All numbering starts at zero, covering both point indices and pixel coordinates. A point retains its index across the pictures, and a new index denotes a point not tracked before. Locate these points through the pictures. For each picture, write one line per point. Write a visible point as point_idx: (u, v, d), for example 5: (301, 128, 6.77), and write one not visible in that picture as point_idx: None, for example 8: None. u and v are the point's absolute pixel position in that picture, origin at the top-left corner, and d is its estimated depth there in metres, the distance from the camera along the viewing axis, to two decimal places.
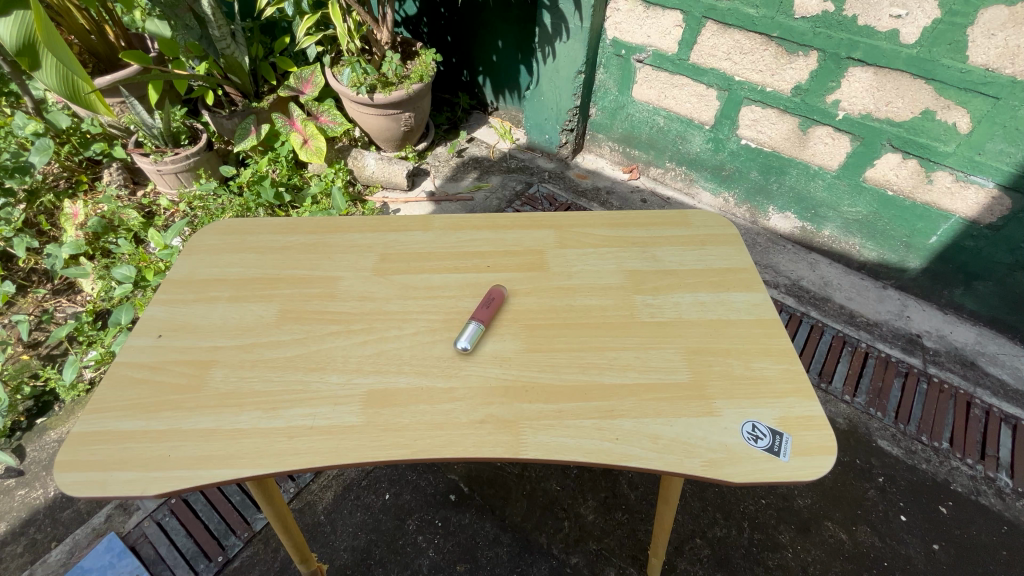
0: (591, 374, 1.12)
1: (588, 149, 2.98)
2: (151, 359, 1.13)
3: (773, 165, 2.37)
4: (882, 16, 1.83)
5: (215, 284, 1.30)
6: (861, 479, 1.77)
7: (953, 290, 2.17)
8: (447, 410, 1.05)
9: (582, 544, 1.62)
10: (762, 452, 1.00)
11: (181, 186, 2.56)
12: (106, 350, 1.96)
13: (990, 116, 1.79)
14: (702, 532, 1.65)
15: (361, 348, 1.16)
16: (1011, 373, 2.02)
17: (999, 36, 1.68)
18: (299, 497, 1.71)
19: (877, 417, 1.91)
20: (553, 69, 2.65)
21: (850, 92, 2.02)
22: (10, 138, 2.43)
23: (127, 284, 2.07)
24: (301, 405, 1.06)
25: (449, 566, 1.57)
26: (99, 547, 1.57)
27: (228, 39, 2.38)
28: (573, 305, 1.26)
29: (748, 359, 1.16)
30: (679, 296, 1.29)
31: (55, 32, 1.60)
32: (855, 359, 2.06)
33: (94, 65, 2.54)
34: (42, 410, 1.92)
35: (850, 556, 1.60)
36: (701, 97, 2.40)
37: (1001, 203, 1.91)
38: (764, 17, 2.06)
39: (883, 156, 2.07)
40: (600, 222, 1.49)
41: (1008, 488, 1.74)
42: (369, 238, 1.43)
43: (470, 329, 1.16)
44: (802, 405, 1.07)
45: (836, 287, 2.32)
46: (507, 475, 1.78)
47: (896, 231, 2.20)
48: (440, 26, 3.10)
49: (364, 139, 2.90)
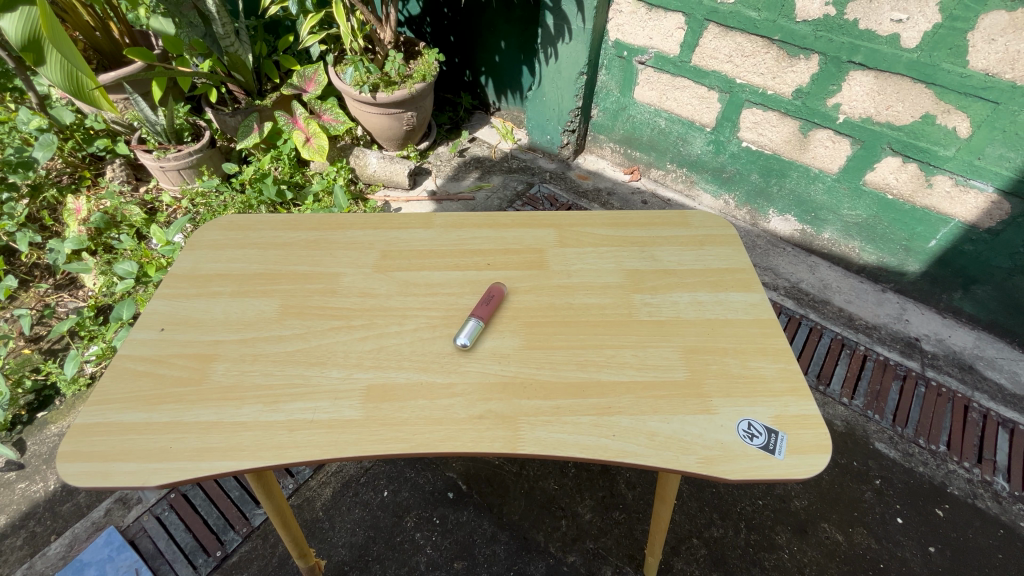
0: (589, 371, 1.12)
1: (589, 150, 3.00)
2: (153, 353, 1.14)
3: (773, 169, 2.38)
4: (883, 20, 1.84)
5: (217, 280, 1.31)
6: (858, 482, 1.78)
7: (952, 294, 2.18)
8: (446, 405, 1.06)
9: (580, 543, 1.62)
10: (757, 449, 1.01)
11: (183, 183, 2.57)
12: (107, 345, 1.96)
13: (990, 120, 1.80)
14: (699, 532, 1.65)
15: (361, 343, 1.17)
16: (1009, 377, 2.03)
17: (999, 41, 1.69)
18: (299, 492, 1.73)
19: (875, 420, 1.92)
20: (556, 70, 2.67)
21: (850, 95, 2.03)
22: (14, 133, 2.47)
23: (129, 279, 2.08)
24: (301, 399, 1.06)
25: (447, 563, 1.58)
26: (99, 540, 1.58)
27: (232, 37, 2.38)
28: (572, 304, 1.27)
29: (746, 358, 1.16)
30: (677, 295, 1.30)
31: (61, 29, 1.65)
32: (853, 362, 2.07)
33: (98, 62, 2.55)
34: (42, 404, 1.93)
35: (847, 558, 1.61)
36: (703, 99, 2.41)
37: (1000, 208, 1.92)
38: (765, 20, 2.07)
39: (882, 160, 2.08)
40: (600, 222, 1.50)
41: (1005, 491, 1.75)
42: (370, 235, 1.44)
43: (469, 326, 1.17)
44: (799, 404, 1.08)
45: (835, 290, 2.33)
46: (506, 473, 1.79)
47: (896, 235, 2.20)
48: (443, 26, 3.12)
49: (366, 138, 2.91)
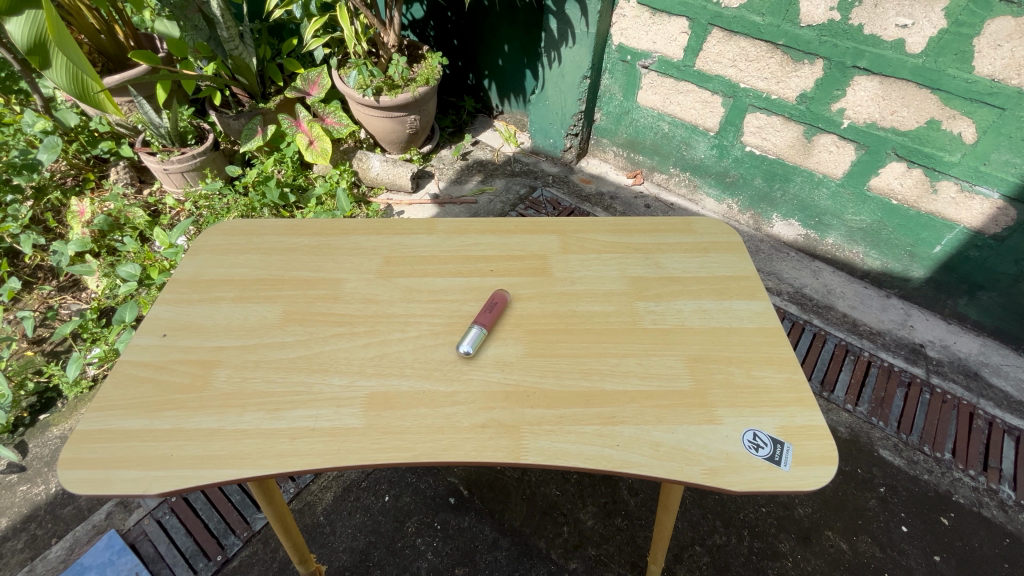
0: (593, 380, 1.12)
1: (593, 154, 2.99)
2: (155, 359, 1.14)
3: (778, 173, 2.37)
4: (888, 25, 1.83)
5: (219, 285, 1.30)
6: (863, 489, 1.76)
7: (957, 299, 2.17)
8: (448, 414, 1.06)
9: (582, 549, 1.61)
10: (762, 460, 1.00)
11: (186, 186, 2.58)
12: (109, 347, 1.98)
13: (996, 126, 1.79)
14: (701, 540, 1.64)
15: (363, 350, 1.16)
16: (1015, 384, 2.01)
17: (1005, 47, 1.67)
18: (299, 497, 1.72)
19: (880, 427, 1.91)
20: (559, 74, 2.66)
21: (855, 100, 2.02)
22: (19, 136, 2.44)
23: (132, 281, 2.05)
24: (303, 406, 1.06)
25: (448, 569, 1.57)
26: (99, 543, 1.58)
27: (236, 40, 2.41)
28: (575, 311, 1.27)
29: (750, 367, 1.16)
30: (681, 303, 1.29)
31: (66, 31, 1.61)
32: (857, 368, 2.06)
33: (102, 65, 2.56)
34: (44, 406, 1.93)
35: (851, 566, 1.60)
36: (706, 104, 2.40)
37: (1005, 214, 1.91)
38: (770, 25, 2.06)
39: (887, 165, 2.07)
40: (603, 227, 1.50)
41: (1010, 500, 1.74)
42: (374, 241, 1.44)
43: (471, 334, 1.17)
44: (804, 415, 1.07)
45: (839, 295, 2.32)
46: (507, 478, 1.78)
47: (901, 239, 2.19)
48: (446, 30, 3.13)
49: (370, 141, 2.90)
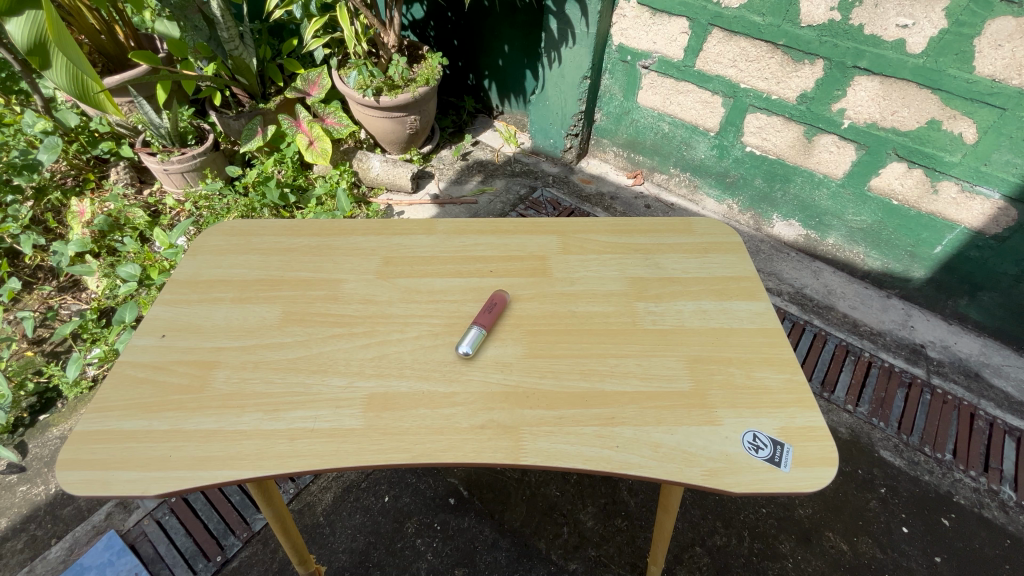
0: (592, 381, 1.11)
1: (593, 154, 2.99)
2: (154, 359, 1.14)
3: (778, 174, 2.37)
4: (889, 25, 1.83)
5: (218, 285, 1.30)
6: (863, 490, 1.76)
7: (958, 300, 2.16)
8: (447, 415, 1.06)
9: (582, 550, 1.61)
10: (763, 461, 1.00)
11: (186, 186, 2.59)
12: (109, 348, 1.98)
13: (996, 126, 1.79)
14: (701, 541, 1.64)
15: (362, 351, 1.16)
16: (1016, 385, 2.01)
17: (1006, 47, 1.67)
18: (299, 497, 1.72)
19: (880, 427, 1.91)
20: (559, 74, 2.66)
21: (855, 100, 2.02)
22: (20, 136, 2.43)
23: (132, 282, 2.05)
24: (302, 407, 1.06)
25: (448, 570, 1.57)
26: (99, 544, 1.58)
27: (236, 40, 2.39)
28: (575, 312, 1.26)
29: (750, 368, 1.15)
30: (681, 303, 1.29)
31: (66, 31, 1.61)
32: (858, 369, 2.05)
33: (102, 65, 2.56)
34: (44, 407, 1.93)
35: (851, 567, 1.59)
36: (706, 104, 2.40)
37: (1006, 214, 1.90)
38: (770, 25, 2.06)
39: (888, 165, 2.07)
40: (603, 228, 1.49)
41: (1011, 501, 1.73)
42: (374, 241, 1.44)
43: (471, 334, 1.16)
44: (804, 416, 1.07)
45: (840, 295, 2.31)
46: (506, 479, 1.78)
47: (902, 239, 2.19)
48: (446, 30, 3.13)
49: (370, 141, 2.90)
